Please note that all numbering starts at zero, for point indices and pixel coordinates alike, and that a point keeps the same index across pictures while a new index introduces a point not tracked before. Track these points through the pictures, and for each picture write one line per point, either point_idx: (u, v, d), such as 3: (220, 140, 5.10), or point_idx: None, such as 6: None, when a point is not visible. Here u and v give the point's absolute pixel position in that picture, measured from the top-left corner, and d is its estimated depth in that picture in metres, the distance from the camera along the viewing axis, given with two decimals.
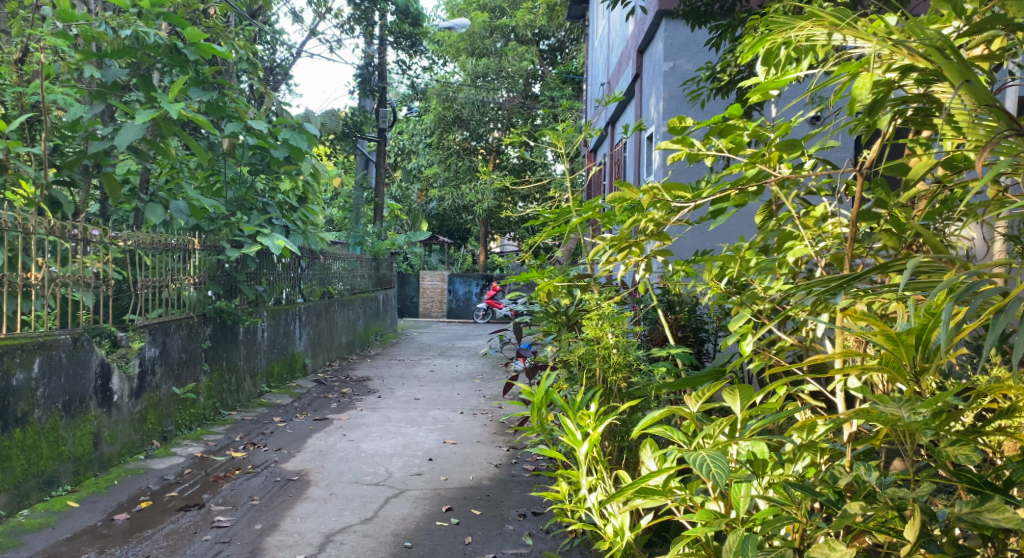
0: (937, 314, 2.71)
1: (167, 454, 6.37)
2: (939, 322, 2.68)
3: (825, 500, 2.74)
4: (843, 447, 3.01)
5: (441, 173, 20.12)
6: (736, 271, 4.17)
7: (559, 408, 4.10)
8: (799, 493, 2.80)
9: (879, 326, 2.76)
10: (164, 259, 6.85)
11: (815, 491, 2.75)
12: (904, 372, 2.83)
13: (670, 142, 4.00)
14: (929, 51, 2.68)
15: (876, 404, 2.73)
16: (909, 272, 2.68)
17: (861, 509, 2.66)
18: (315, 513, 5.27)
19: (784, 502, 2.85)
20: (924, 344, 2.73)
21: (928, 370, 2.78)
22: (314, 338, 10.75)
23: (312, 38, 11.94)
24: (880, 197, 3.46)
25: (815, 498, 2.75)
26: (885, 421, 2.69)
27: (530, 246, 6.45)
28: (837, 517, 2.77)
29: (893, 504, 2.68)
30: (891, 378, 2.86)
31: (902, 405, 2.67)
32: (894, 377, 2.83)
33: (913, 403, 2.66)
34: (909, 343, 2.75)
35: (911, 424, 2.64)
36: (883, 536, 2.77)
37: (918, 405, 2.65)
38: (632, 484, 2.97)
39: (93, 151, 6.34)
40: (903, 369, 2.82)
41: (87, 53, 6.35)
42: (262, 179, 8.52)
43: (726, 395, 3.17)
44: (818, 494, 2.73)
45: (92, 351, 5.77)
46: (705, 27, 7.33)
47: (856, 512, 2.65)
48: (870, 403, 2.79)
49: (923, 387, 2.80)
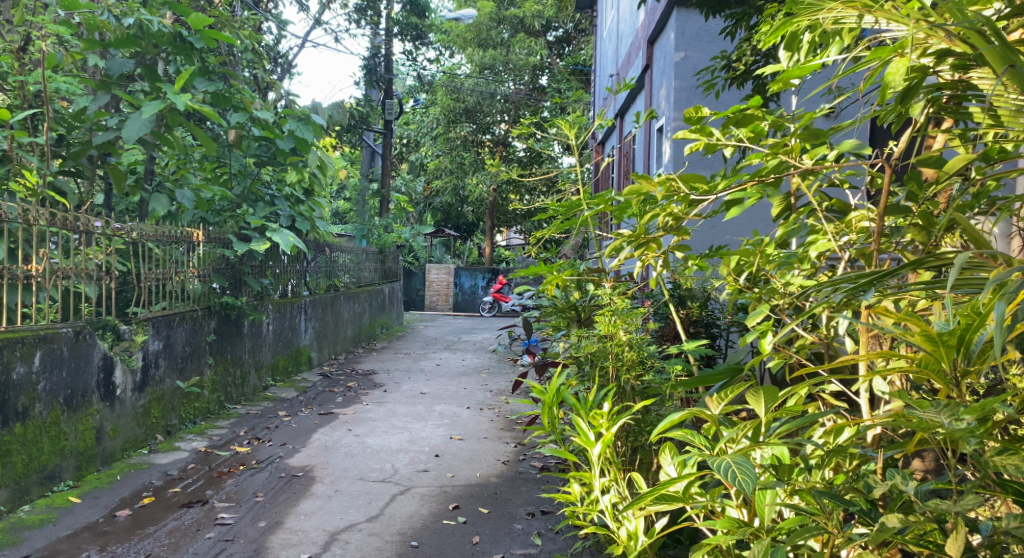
0: (981, 314, 2.61)
1: (171, 448, 6.28)
2: (984, 322, 2.59)
3: (858, 510, 2.67)
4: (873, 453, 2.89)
5: (447, 165, 20.03)
6: (754, 267, 4.07)
7: (571, 407, 3.98)
8: (830, 503, 2.71)
9: (919, 325, 2.66)
10: (168, 251, 6.75)
11: (847, 500, 2.68)
12: (944, 375, 2.72)
13: (689, 133, 3.87)
14: (971, 35, 2.55)
15: (916, 409, 2.61)
16: (954, 269, 2.56)
17: (900, 522, 2.57)
18: (320, 510, 5.18)
19: (812, 511, 2.75)
20: (967, 345, 2.63)
21: (970, 373, 2.68)
22: (319, 332, 10.66)
23: (318, 27, 11.85)
24: (911, 191, 3.47)
25: (846, 507, 2.68)
26: (925, 427, 2.60)
27: (539, 240, 6.35)
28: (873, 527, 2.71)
29: (933, 516, 2.58)
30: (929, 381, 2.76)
31: (942, 411, 2.59)
32: (933, 380, 2.73)
33: (955, 409, 2.56)
34: (951, 344, 2.65)
35: (953, 431, 2.54)
36: (921, 551, 2.64)
37: (960, 411, 2.55)
38: (653, 489, 2.86)
39: (98, 142, 6.27)
40: (944, 371, 2.72)
41: (90, 42, 6.26)
42: (268, 171, 8.44)
43: (749, 397, 3.04)
44: (850, 504, 2.64)
45: (94, 345, 5.67)
46: (718, 17, 7.20)
47: (894, 525, 2.56)
48: (908, 407, 2.69)
49: (965, 391, 2.69)
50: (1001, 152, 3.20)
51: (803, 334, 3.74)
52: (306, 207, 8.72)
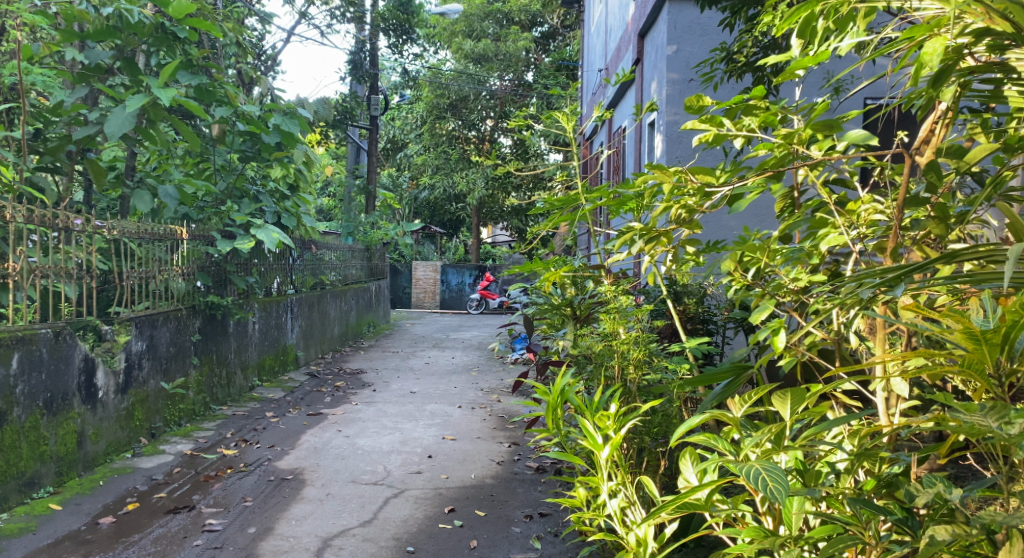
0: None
1: (156, 452, 6.08)
2: None
3: (894, 519, 2.65)
4: (907, 458, 2.86)
5: (432, 162, 19.85)
6: (761, 261, 3.89)
7: (576, 407, 3.82)
8: (863, 510, 2.68)
9: (962, 322, 2.59)
10: (151, 249, 6.56)
11: (885, 509, 2.64)
12: (988, 376, 2.67)
13: (697, 123, 3.70)
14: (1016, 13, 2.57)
15: (962, 413, 2.57)
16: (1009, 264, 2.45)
17: (949, 535, 2.53)
18: (311, 515, 5.01)
19: (846, 520, 2.71)
20: (1011, 344, 2.57)
21: (1014, 372, 2.63)
22: (306, 330, 10.47)
23: (303, 21, 11.66)
24: (929, 182, 3.30)
25: (883, 516, 2.64)
26: (974, 433, 2.58)
27: (531, 236, 6.20)
28: (911, 536, 2.69)
29: (985, 528, 2.51)
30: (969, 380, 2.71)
31: (988, 414, 2.57)
32: (976, 380, 2.67)
33: (1001, 413, 2.54)
34: (995, 343, 2.59)
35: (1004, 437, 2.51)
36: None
37: (1009, 415, 2.54)
38: (676, 497, 2.76)
39: (78, 136, 6.10)
40: (987, 372, 2.66)
41: (67, 33, 6.06)
42: (253, 167, 8.26)
43: (774, 399, 2.96)
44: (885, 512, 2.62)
45: (74, 346, 5.48)
46: (713, 10, 7.06)
47: (943, 538, 2.51)
48: (951, 408, 2.64)
49: (1010, 390, 2.64)
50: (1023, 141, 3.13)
51: (813, 332, 3.60)
52: (291, 203, 8.54)
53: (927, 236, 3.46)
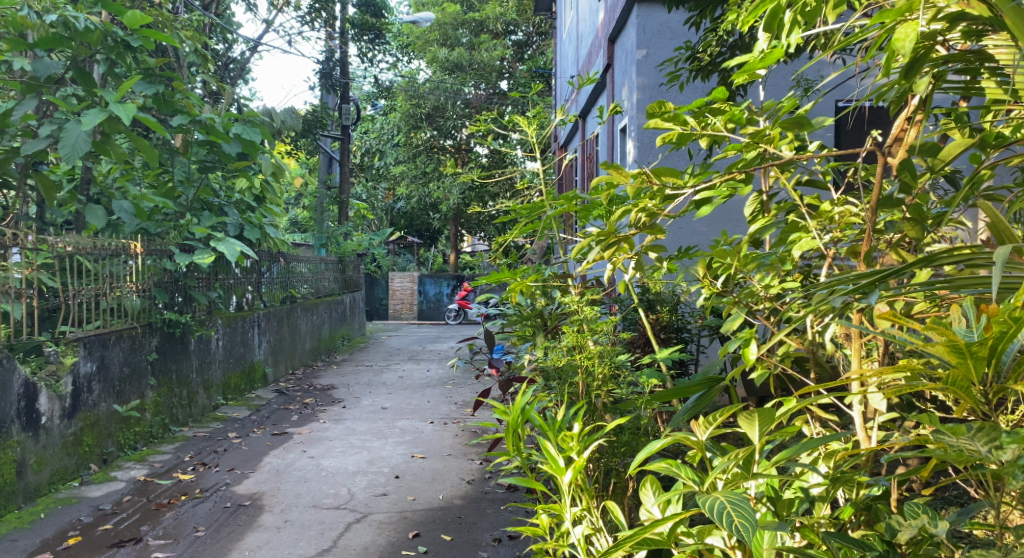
0: (1018, 322, 2.33)
1: (106, 479, 5.79)
2: (1019, 331, 2.32)
3: (874, 555, 2.49)
4: (887, 481, 2.68)
5: (409, 172, 19.34)
6: (730, 268, 3.63)
7: (539, 429, 3.55)
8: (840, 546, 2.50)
9: (947, 334, 2.37)
10: (105, 265, 6.29)
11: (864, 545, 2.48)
12: (975, 394, 2.45)
13: (659, 121, 3.40)
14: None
15: (948, 436, 2.42)
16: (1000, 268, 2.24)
17: None
18: (266, 545, 4.74)
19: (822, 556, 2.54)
20: (999, 356, 2.36)
21: (1003, 389, 2.42)
22: (275, 345, 10.17)
23: (269, 29, 11.36)
24: (903, 181, 3.07)
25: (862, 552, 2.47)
26: (962, 458, 2.44)
27: (501, 246, 5.94)
28: None
29: None
30: (957, 398, 2.49)
31: (976, 437, 2.41)
32: (963, 400, 2.46)
33: (988, 436, 2.38)
34: (982, 356, 2.37)
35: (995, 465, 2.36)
36: None
37: (1000, 439, 2.38)
38: (635, 533, 2.53)
39: (28, 150, 5.84)
40: (974, 391, 2.45)
41: (13, 42, 5.79)
42: (217, 178, 7.99)
43: (742, 420, 2.71)
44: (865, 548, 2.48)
45: (13, 370, 5.18)
46: (681, 11, 6.86)
47: None
48: (934, 430, 2.48)
49: (999, 408, 2.43)
50: (1000, 137, 2.94)
51: (787, 341, 3.38)
52: (256, 214, 8.27)
53: (904, 239, 3.25)
